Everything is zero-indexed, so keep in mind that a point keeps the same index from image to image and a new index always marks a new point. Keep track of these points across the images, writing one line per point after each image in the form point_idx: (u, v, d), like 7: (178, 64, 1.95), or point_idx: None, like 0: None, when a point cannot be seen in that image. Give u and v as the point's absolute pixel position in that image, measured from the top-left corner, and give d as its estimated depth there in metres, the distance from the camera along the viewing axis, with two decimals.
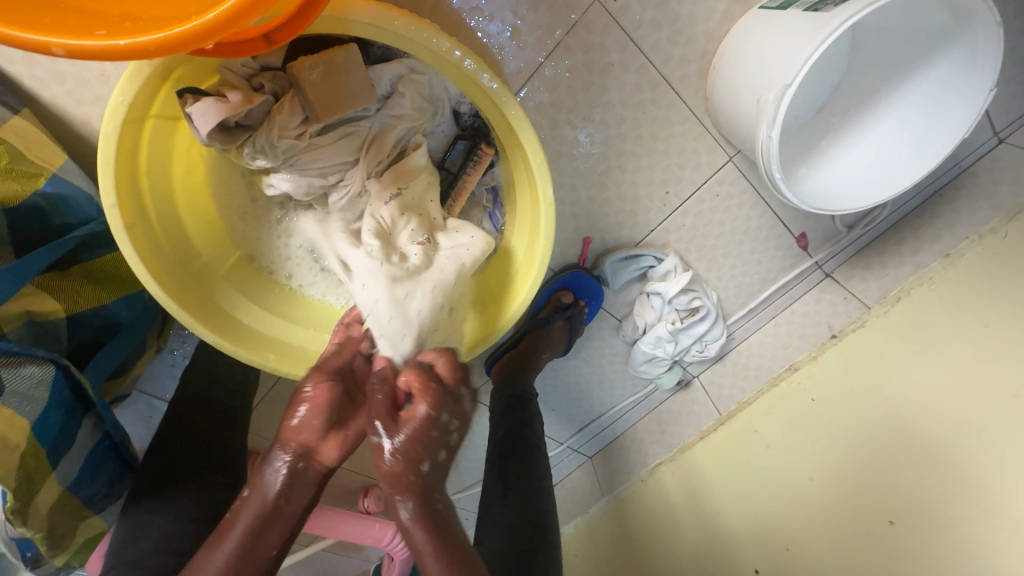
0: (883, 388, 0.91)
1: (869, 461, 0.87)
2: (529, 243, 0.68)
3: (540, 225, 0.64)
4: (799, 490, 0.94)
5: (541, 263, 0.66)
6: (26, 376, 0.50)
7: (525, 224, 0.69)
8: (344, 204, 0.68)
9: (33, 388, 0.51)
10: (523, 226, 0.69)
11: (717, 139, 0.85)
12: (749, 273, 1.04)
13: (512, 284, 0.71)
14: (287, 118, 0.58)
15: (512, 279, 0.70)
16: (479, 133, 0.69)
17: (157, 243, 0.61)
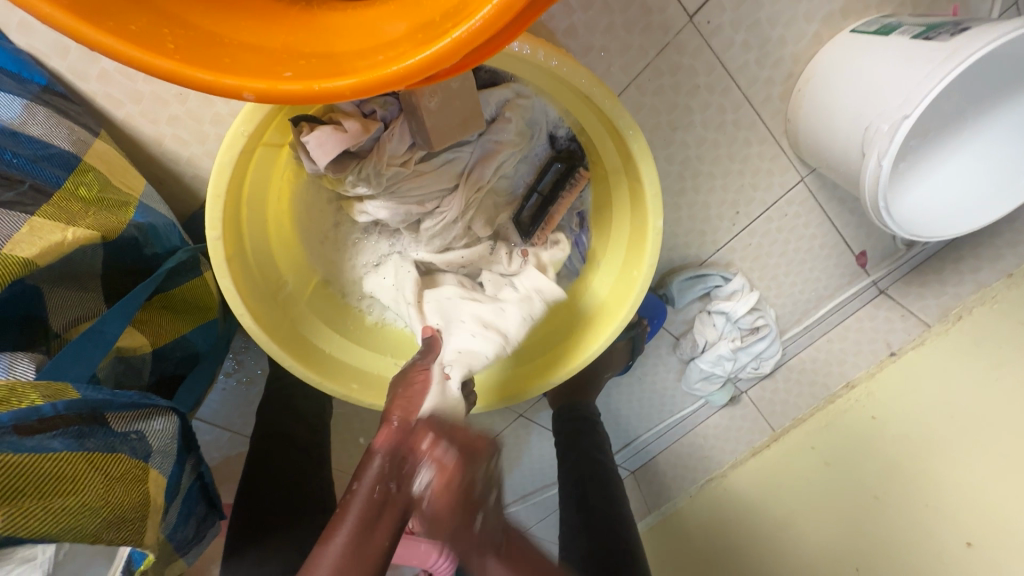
0: (953, 404, 0.90)
1: (929, 474, 0.88)
2: (625, 271, 0.67)
3: (643, 252, 0.63)
4: (848, 509, 0.96)
5: (639, 291, 0.65)
6: (158, 429, 0.52)
7: (618, 252, 0.68)
8: (436, 231, 0.65)
9: (168, 442, 0.53)
10: (614, 255, 0.69)
11: (791, 159, 0.85)
12: (808, 291, 1.03)
13: (602, 310, 0.69)
14: (397, 146, 0.55)
15: (603, 308, 0.69)
16: (575, 157, 0.67)
17: (250, 273, 0.59)
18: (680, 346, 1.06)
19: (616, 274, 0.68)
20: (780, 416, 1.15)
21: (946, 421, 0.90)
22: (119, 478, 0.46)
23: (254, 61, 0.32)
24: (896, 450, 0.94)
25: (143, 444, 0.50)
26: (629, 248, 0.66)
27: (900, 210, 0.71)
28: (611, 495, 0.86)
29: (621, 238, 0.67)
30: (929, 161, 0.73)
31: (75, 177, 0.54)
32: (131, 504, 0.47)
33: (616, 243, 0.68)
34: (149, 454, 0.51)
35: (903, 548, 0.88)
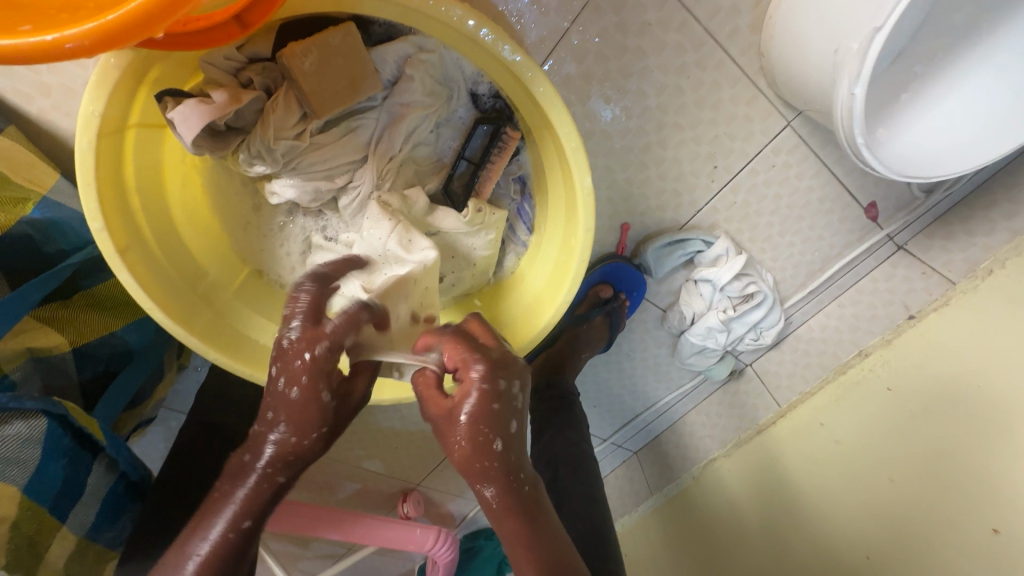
0: (973, 367, 0.78)
1: (946, 449, 0.77)
2: (567, 239, 0.59)
3: (582, 215, 0.55)
4: (866, 492, 0.84)
5: (582, 261, 0.57)
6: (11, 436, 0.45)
7: (561, 218, 0.61)
8: (355, 208, 0.61)
9: (21, 449, 0.46)
10: (556, 222, 0.61)
11: (773, 101, 0.74)
12: (809, 251, 0.92)
13: (548, 285, 0.62)
14: (283, 117, 0.51)
15: (548, 283, 0.62)
16: (502, 115, 0.61)
17: (157, 264, 0.56)
18: (667, 320, 0.97)
19: (558, 245, 0.61)
20: (786, 391, 1.05)
21: (964, 385, 0.78)
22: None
23: None
24: (910, 422, 0.83)
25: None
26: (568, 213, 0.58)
27: (890, 150, 0.63)
28: (585, 478, 0.80)
29: (561, 202, 0.59)
30: (927, 92, 0.63)
31: None
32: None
33: (556, 208, 0.61)
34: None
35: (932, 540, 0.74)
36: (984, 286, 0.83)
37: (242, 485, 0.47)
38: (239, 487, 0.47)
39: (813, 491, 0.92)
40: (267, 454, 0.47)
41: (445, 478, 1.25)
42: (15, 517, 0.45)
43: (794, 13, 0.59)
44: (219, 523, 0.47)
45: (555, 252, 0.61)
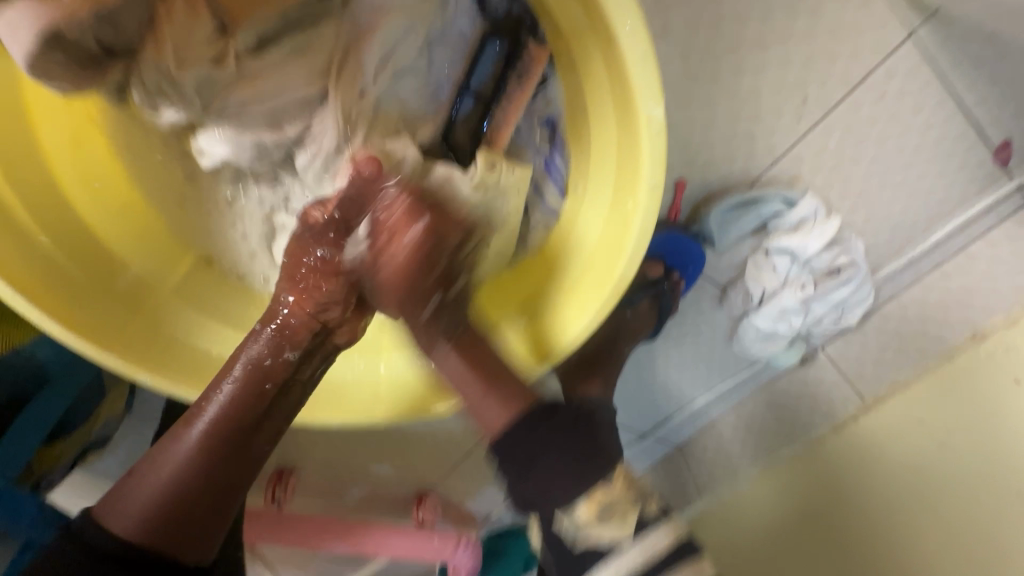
0: None
1: None
2: (621, 196, 0.42)
3: (647, 157, 0.38)
4: (981, 506, 0.70)
5: (647, 221, 0.40)
6: None
7: (610, 162, 0.43)
8: (318, 170, 0.43)
9: None
10: (606, 169, 0.43)
11: (894, 2, 0.54)
12: (913, 209, 0.72)
13: (595, 257, 0.45)
14: (187, 28, 0.35)
15: (597, 252, 0.44)
16: (521, 25, 0.42)
17: (35, 255, 0.41)
18: (727, 300, 0.79)
19: (607, 205, 0.44)
20: (871, 380, 0.85)
21: None
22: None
23: None
24: None
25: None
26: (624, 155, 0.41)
27: None
28: None
29: (613, 145, 0.42)
30: None
31: None
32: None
33: (603, 150, 0.43)
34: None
35: None
36: None
37: (235, 379, 0.42)
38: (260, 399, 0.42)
39: (912, 505, 0.75)
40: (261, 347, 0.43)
41: (462, 480, 1.10)
42: None
43: None
44: (201, 426, 0.41)
45: (604, 213, 0.44)
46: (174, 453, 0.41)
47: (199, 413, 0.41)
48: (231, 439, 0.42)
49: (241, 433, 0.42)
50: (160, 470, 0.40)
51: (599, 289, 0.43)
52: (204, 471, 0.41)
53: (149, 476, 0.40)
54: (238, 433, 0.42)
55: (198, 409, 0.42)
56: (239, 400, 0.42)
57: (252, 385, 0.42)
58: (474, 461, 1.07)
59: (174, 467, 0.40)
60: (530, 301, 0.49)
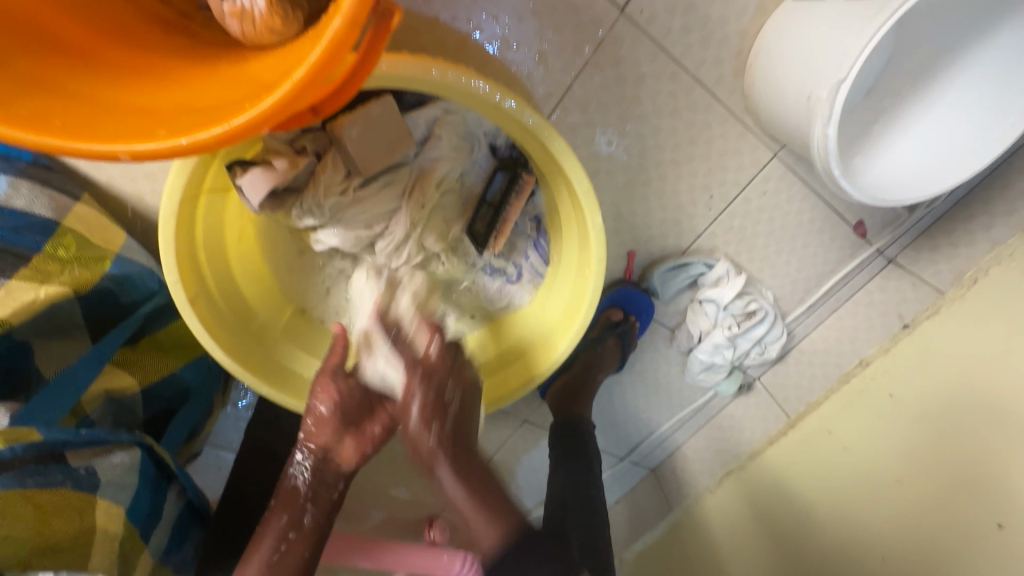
0: (969, 362, 0.84)
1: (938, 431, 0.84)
2: (572, 302, 0.68)
3: (587, 297, 0.65)
4: (864, 496, 0.90)
5: (599, 262, 0.63)
6: (117, 463, 0.51)
7: (571, 278, 0.69)
8: (390, 251, 0.68)
9: (125, 474, 0.52)
10: (567, 280, 0.69)
11: (760, 136, 0.81)
12: (804, 268, 0.98)
13: (549, 336, 0.70)
14: (331, 176, 0.59)
15: (540, 345, 0.70)
16: (518, 162, 0.68)
17: (215, 306, 0.62)
18: (676, 338, 1.04)
19: (564, 300, 0.70)
20: (794, 401, 1.10)
21: (955, 377, 0.85)
22: (54, 510, 0.46)
23: (134, 130, 0.35)
24: (901, 424, 0.90)
25: (91, 478, 0.49)
26: (576, 285, 0.67)
27: (868, 177, 0.69)
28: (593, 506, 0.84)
29: (573, 275, 0.68)
30: (888, 135, 0.71)
31: (53, 240, 0.60)
32: (68, 534, 0.46)
33: (569, 263, 0.69)
34: (98, 487, 0.49)
35: (914, 513, 0.83)
36: (972, 295, 0.88)
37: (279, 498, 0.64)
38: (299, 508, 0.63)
39: (813, 498, 0.98)
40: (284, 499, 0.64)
41: None
42: (122, 534, 0.50)
43: (771, 64, 0.67)
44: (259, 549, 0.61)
45: (559, 309, 0.70)
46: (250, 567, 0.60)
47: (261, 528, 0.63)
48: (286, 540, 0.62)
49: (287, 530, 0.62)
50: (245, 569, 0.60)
51: (539, 366, 0.69)
52: (274, 562, 0.60)
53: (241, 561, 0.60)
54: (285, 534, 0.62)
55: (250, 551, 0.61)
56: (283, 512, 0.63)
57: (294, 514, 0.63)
58: None
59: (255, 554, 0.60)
60: (529, 337, 0.73)
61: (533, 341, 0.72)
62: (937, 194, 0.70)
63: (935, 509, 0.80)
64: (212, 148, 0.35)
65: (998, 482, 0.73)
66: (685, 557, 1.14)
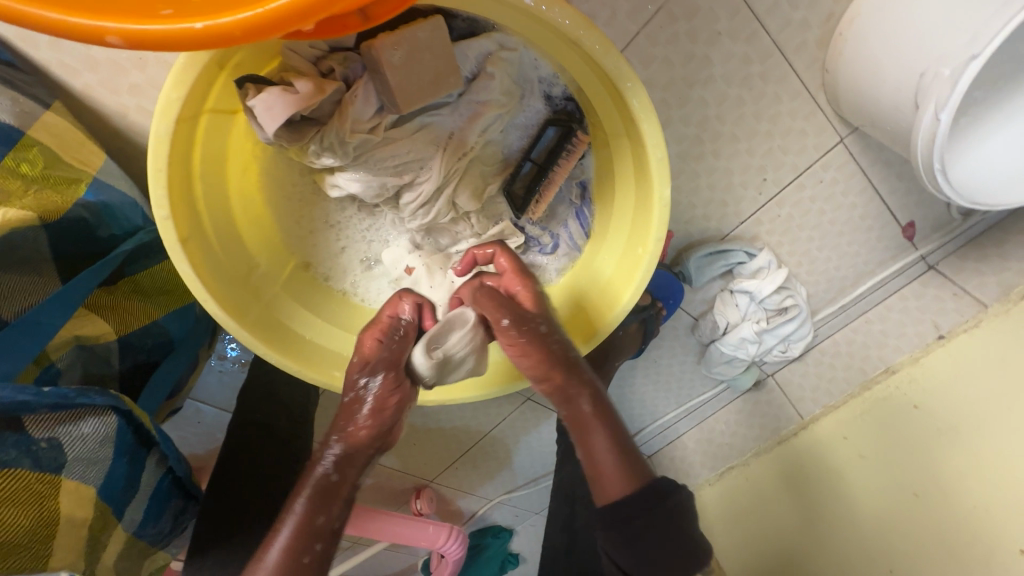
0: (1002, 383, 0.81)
1: (963, 448, 0.81)
2: (625, 265, 0.59)
3: (641, 257, 0.56)
4: (873, 504, 0.88)
5: (657, 240, 0.55)
6: (84, 434, 0.43)
7: (624, 238, 0.59)
8: (417, 206, 0.59)
9: (97, 446, 0.44)
10: (620, 240, 0.60)
11: (830, 118, 0.73)
12: (844, 266, 0.92)
13: (596, 302, 0.62)
14: (360, 109, 0.49)
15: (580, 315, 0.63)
16: (573, 118, 0.59)
17: (212, 253, 0.53)
18: (699, 328, 0.98)
19: (616, 263, 0.60)
20: (809, 403, 1.06)
21: (982, 394, 0.82)
22: (5, 498, 0.37)
23: (131, 3, 0.26)
24: (921, 437, 0.87)
25: (54, 456, 0.41)
26: (630, 244, 0.58)
27: (961, 175, 0.61)
28: None
29: (629, 230, 0.59)
30: (984, 123, 0.62)
31: (16, 152, 0.49)
32: (20, 530, 0.38)
33: (618, 223, 0.60)
34: (63, 465, 0.41)
35: (928, 530, 0.81)
36: (1016, 310, 0.84)
37: (306, 497, 0.53)
38: (333, 512, 0.54)
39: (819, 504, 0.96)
40: (306, 500, 0.53)
41: (459, 477, 1.22)
42: (92, 518, 0.43)
43: (871, 33, 0.59)
44: (281, 541, 0.51)
45: (607, 274, 0.61)
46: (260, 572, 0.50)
47: (277, 531, 0.52)
48: (315, 548, 0.52)
49: (322, 533, 0.53)
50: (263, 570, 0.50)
51: None
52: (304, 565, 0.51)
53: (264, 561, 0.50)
54: (317, 539, 0.52)
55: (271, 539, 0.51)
56: (316, 515, 0.53)
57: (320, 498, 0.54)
58: (471, 460, 1.19)
59: (281, 556, 0.50)
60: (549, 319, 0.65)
61: (580, 305, 0.63)
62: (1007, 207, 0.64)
63: (946, 526, 0.79)
64: (239, 39, 0.26)
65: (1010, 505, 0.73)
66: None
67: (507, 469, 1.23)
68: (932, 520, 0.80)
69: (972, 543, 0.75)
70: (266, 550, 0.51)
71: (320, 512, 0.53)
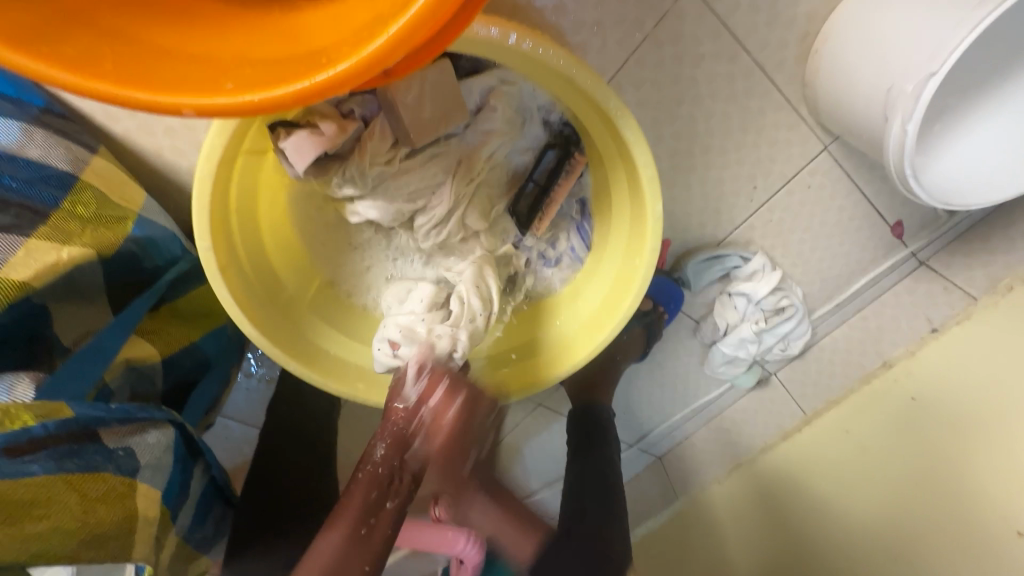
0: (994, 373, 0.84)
1: (958, 440, 0.85)
2: (587, 330, 0.67)
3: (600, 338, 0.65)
4: (871, 496, 0.92)
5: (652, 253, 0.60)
6: (152, 443, 0.49)
7: (598, 300, 0.67)
8: (430, 228, 0.64)
9: (161, 455, 0.50)
10: (592, 303, 0.68)
11: (813, 127, 0.78)
12: (837, 266, 0.96)
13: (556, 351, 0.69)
14: (378, 144, 0.55)
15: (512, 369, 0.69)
16: (570, 141, 0.64)
17: (246, 278, 0.59)
18: (700, 330, 1.02)
19: (582, 325, 0.68)
20: (811, 399, 1.10)
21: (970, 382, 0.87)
22: (97, 498, 0.43)
23: (197, 75, 0.31)
24: (918, 430, 0.90)
25: (130, 460, 0.47)
26: (595, 316, 0.67)
27: (934, 178, 0.66)
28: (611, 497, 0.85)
29: (596, 305, 0.67)
30: (957, 127, 0.66)
31: (71, 195, 0.55)
32: (112, 523, 0.44)
33: (602, 278, 0.68)
34: (137, 470, 0.47)
35: (928, 518, 0.84)
36: (1005, 302, 0.88)
37: (365, 477, 0.61)
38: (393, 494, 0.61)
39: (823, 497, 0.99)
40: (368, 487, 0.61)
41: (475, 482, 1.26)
42: (158, 518, 0.49)
43: (844, 50, 0.63)
44: (332, 539, 0.58)
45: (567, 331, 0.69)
46: (318, 557, 0.57)
47: (343, 509, 0.60)
48: (369, 523, 0.59)
49: (374, 510, 0.60)
50: (316, 560, 0.57)
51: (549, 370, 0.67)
52: (359, 538, 0.58)
53: (326, 537, 0.58)
54: (370, 517, 0.59)
55: (329, 528, 0.59)
56: (370, 491, 0.61)
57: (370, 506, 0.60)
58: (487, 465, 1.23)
59: (341, 534, 0.58)
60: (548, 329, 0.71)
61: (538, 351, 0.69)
62: (985, 206, 0.68)
63: (944, 510, 0.82)
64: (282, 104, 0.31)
65: (1000, 488, 0.77)
66: (689, 544, 1.17)
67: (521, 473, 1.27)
68: (931, 507, 0.84)
69: (970, 532, 0.78)
70: (335, 523, 0.59)
71: (376, 494, 0.61)
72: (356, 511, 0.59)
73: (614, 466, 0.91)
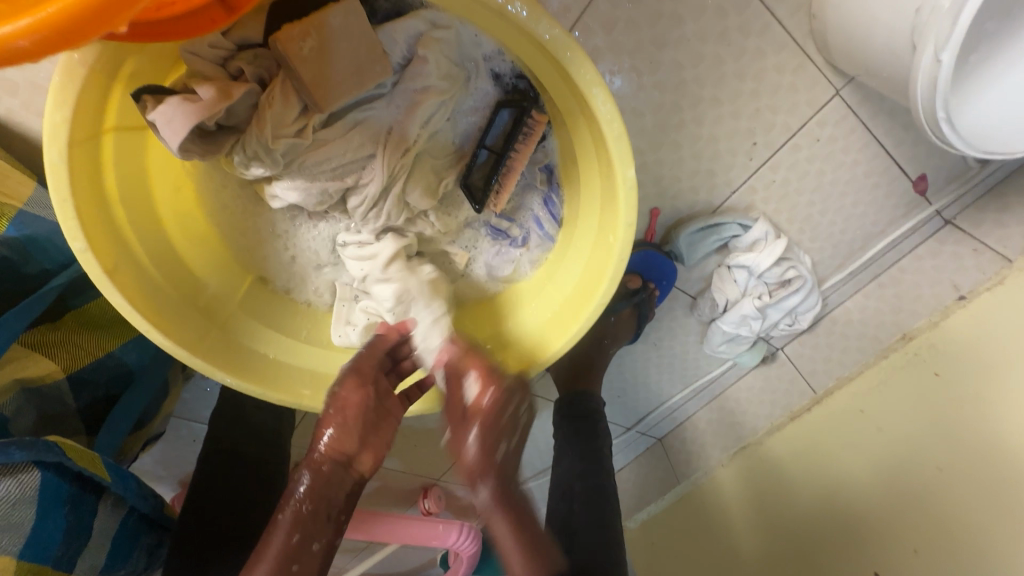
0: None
1: (986, 424, 0.75)
2: (555, 324, 0.57)
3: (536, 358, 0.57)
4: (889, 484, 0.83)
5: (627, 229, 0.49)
6: None
7: (559, 308, 0.57)
8: (365, 210, 0.55)
9: (10, 509, 0.41)
10: (555, 311, 0.58)
11: (822, 68, 0.66)
12: (851, 230, 0.85)
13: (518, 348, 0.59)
14: (280, 111, 0.45)
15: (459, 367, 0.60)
16: (527, 97, 0.53)
17: (149, 279, 0.50)
18: (698, 307, 0.92)
19: (539, 324, 0.59)
20: (822, 375, 1.00)
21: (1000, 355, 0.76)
22: None
23: None
24: (942, 411, 0.81)
25: None
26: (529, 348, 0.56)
27: (969, 120, 0.54)
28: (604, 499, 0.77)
29: (554, 313, 0.58)
30: (1000, 56, 0.55)
31: None
32: None
33: (568, 277, 0.58)
34: None
35: (954, 506, 0.75)
36: None
37: (290, 517, 0.51)
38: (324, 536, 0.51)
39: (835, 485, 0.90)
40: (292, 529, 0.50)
41: None
42: None
43: None
44: None
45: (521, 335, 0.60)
46: None
47: (266, 544, 0.50)
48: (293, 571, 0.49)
49: (298, 556, 0.50)
50: None
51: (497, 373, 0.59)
52: None
53: None
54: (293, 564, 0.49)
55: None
56: (292, 533, 0.50)
57: (297, 547, 0.50)
58: None
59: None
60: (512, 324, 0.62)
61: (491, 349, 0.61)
62: (1022, 155, 0.58)
63: (966, 497, 0.74)
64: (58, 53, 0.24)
65: None
66: (695, 533, 1.11)
67: (514, 462, 1.20)
68: (957, 498, 0.75)
69: (995, 523, 0.70)
70: (255, 564, 0.48)
71: (299, 536, 0.50)
72: (277, 556, 0.49)
73: (608, 463, 0.82)
